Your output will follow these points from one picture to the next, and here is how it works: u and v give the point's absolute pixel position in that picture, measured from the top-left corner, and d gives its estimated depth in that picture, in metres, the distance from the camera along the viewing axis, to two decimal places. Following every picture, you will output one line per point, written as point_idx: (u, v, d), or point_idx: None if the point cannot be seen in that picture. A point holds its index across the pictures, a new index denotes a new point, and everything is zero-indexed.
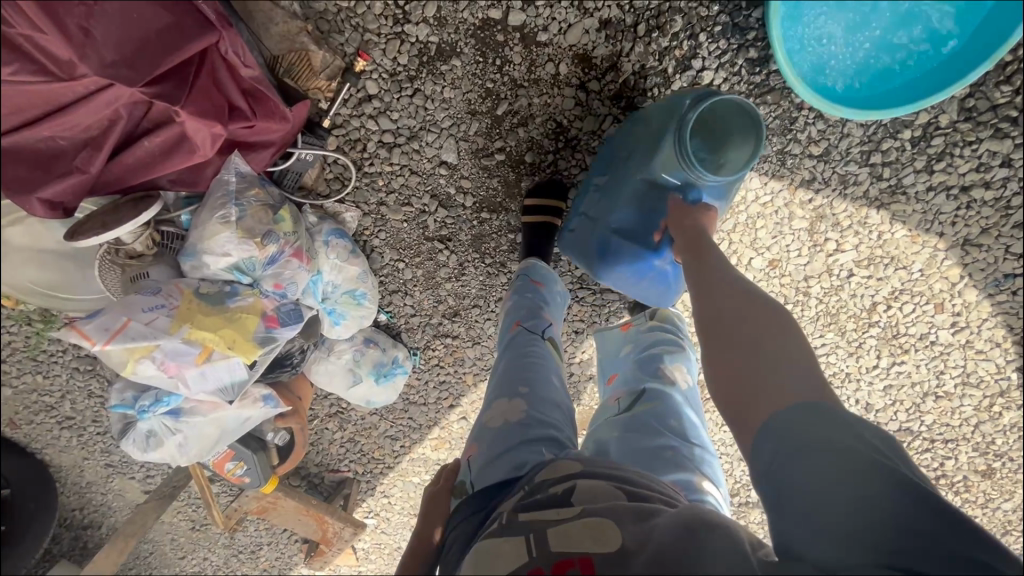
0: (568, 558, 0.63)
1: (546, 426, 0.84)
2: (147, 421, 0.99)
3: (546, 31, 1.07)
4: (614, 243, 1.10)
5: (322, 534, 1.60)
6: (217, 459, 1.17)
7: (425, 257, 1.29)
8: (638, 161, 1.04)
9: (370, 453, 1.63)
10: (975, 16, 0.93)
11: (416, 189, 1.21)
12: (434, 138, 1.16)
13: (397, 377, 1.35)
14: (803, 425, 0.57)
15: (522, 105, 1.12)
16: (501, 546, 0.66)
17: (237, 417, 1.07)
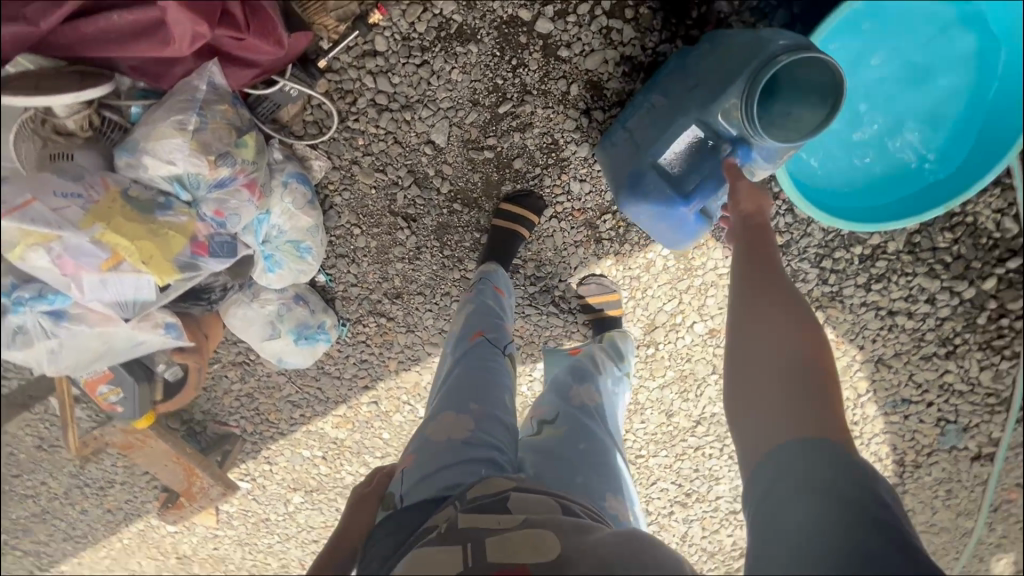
0: (503, 568, 0.61)
1: (490, 447, 0.78)
2: (21, 315, 0.87)
3: (568, 49, 1.06)
4: (648, 178, 0.88)
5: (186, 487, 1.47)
6: (91, 378, 1.05)
7: (384, 230, 1.24)
8: (699, 99, 0.83)
9: (265, 414, 1.53)
10: (914, 186, 1.03)
11: (395, 159, 1.17)
12: (429, 115, 1.12)
13: (319, 339, 1.26)
14: (803, 467, 0.54)
15: (525, 113, 1.11)
16: (438, 556, 0.63)
17: (130, 338, 0.97)
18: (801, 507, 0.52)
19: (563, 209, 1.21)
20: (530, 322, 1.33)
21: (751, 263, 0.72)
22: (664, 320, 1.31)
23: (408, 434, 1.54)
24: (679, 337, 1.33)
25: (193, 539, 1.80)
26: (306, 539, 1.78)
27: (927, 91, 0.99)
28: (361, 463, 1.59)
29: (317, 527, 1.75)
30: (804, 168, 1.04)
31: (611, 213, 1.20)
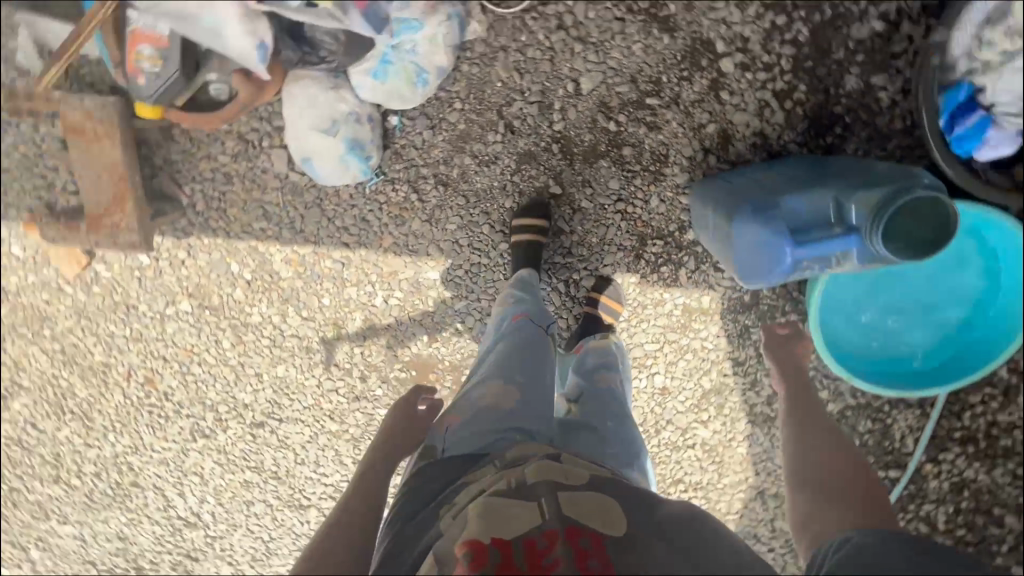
0: (579, 527, 0.65)
1: (531, 422, 0.87)
2: None
3: (730, 95, 1.17)
4: (769, 205, 0.88)
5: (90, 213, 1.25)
6: (144, 33, 1.00)
7: (480, 121, 1.24)
8: (842, 183, 0.89)
9: (225, 202, 1.38)
10: (891, 374, 1.19)
11: (536, 73, 1.19)
12: (591, 60, 1.18)
13: (354, 168, 1.16)
14: (854, 532, 0.75)
15: (662, 118, 1.20)
16: (516, 508, 0.68)
17: (214, 21, 0.94)
18: (857, 549, 0.71)
19: (630, 212, 1.28)
20: None
21: (794, 403, 1.02)
22: (636, 355, 1.40)
23: (346, 311, 1.46)
24: (637, 377, 1.41)
25: (25, 277, 1.53)
26: (154, 350, 1.57)
27: (944, 310, 1.16)
28: (279, 309, 1.47)
29: (179, 345, 1.56)
30: (835, 319, 1.17)
31: (662, 241, 1.30)
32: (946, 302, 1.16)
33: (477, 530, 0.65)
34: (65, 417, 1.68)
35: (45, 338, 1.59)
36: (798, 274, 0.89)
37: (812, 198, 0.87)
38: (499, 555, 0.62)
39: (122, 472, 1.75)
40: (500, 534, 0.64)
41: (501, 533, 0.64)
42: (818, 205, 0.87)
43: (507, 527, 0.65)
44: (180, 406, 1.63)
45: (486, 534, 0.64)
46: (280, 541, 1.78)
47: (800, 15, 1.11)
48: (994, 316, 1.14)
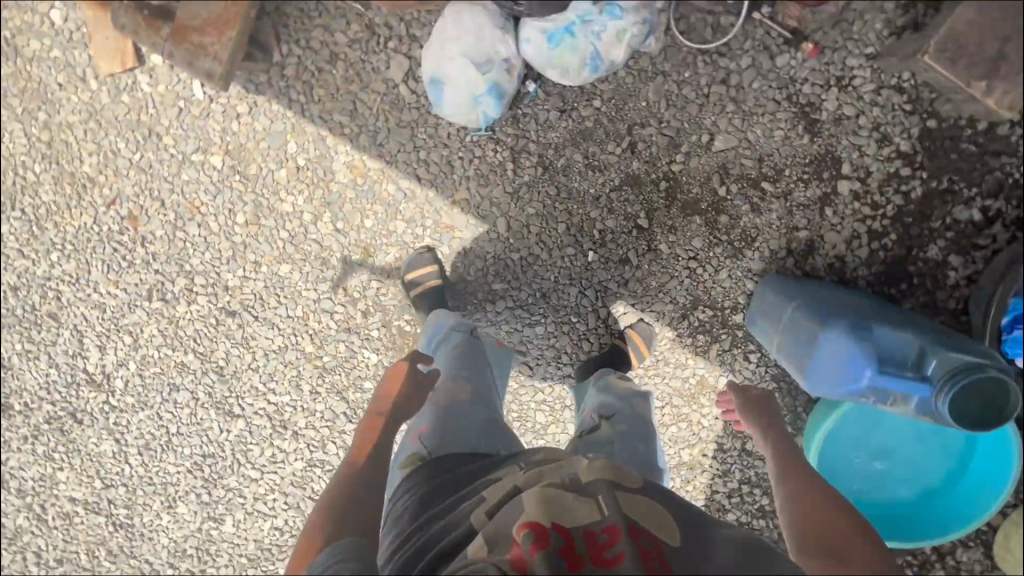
0: (637, 529, 0.70)
1: (484, 407, 1.05)
2: None
3: (831, 214, 1.24)
4: (861, 329, 0.93)
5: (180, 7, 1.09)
6: None
7: (607, 128, 1.23)
8: (929, 334, 0.95)
9: (317, 80, 1.27)
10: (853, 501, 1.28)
11: (681, 111, 1.21)
12: (733, 125, 1.20)
13: (487, 112, 1.11)
14: None
15: (766, 205, 1.25)
16: (575, 502, 0.72)
17: None
18: None
19: (697, 274, 1.31)
20: (578, 297, 1.36)
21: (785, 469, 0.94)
22: None
23: (383, 241, 1.37)
24: None
25: (47, 47, 1.31)
26: (153, 189, 1.39)
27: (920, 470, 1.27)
28: (315, 209, 1.36)
29: (185, 196, 1.39)
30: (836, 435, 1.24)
31: (711, 313, 1.33)
32: (924, 464, 1.26)
33: (537, 515, 0.69)
34: (10, 213, 1.45)
35: (33, 121, 1.37)
36: (862, 399, 0.95)
37: (900, 338, 0.93)
38: (561, 540, 0.66)
39: (47, 299, 1.53)
40: (560, 522, 0.68)
41: (563, 521, 0.68)
42: (902, 345, 0.94)
43: (569, 518, 0.69)
44: (150, 258, 1.45)
45: (548, 519, 0.68)
46: (188, 438, 1.61)
47: (922, 176, 1.19)
48: (958, 496, 1.25)
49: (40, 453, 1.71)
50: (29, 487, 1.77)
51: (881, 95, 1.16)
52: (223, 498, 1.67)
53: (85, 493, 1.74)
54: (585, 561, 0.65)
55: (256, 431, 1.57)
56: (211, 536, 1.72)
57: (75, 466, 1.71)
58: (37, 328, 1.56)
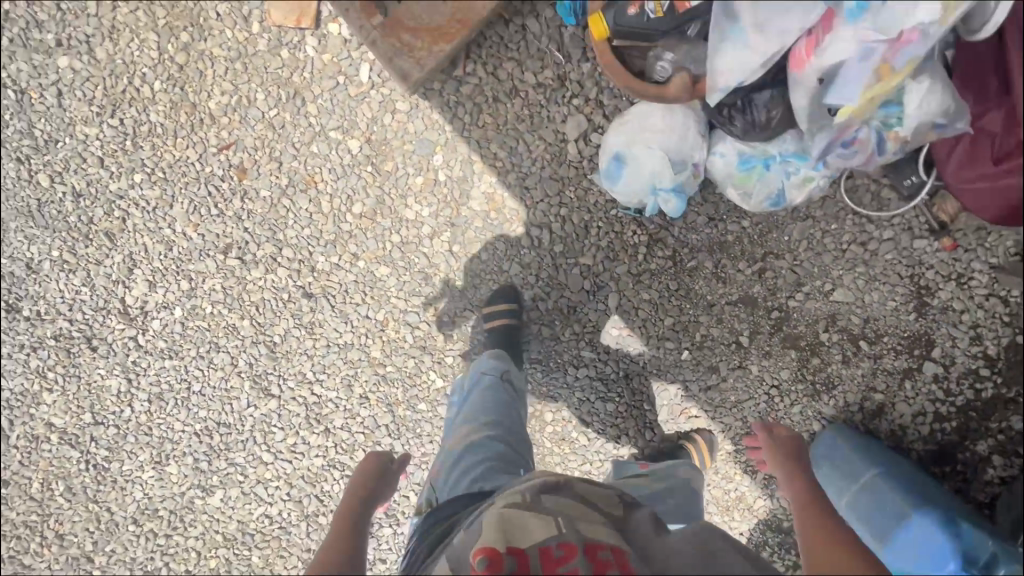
0: (599, 543, 0.71)
1: (504, 450, 1.09)
2: None
3: (909, 387, 1.33)
4: (947, 525, 1.09)
5: (405, 4, 1.05)
6: None
7: (745, 247, 1.28)
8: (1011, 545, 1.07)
9: (489, 107, 1.25)
10: None
11: (815, 256, 1.27)
12: (856, 283, 1.28)
13: (663, 206, 1.12)
14: None
15: (857, 361, 1.33)
16: (531, 521, 0.73)
17: (749, 60, 0.84)
18: None
19: (774, 402, 1.37)
20: (658, 388, 1.39)
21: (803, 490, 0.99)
22: None
23: (492, 277, 1.36)
24: None
25: None
26: (276, 150, 1.32)
27: None
28: (437, 225, 1.33)
29: (307, 167, 1.32)
30: None
31: None
32: None
33: (493, 539, 0.69)
34: (106, 119, 1.33)
35: (173, 38, 1.27)
36: None
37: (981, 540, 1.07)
38: (514, 563, 0.65)
39: (110, 217, 1.40)
40: (514, 545, 0.68)
41: (517, 543, 0.68)
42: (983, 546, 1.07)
43: (525, 538, 0.69)
44: (243, 214, 1.36)
45: (504, 542, 0.68)
46: (208, 401, 1.52)
47: (996, 381, 1.30)
48: None
49: (31, 367, 1.55)
50: (3, 397, 1.59)
51: (989, 301, 1.26)
52: (221, 470, 1.57)
53: (66, 422, 1.59)
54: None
55: (285, 415, 1.50)
56: (192, 504, 1.61)
57: (67, 391, 1.56)
58: (85, 242, 1.43)
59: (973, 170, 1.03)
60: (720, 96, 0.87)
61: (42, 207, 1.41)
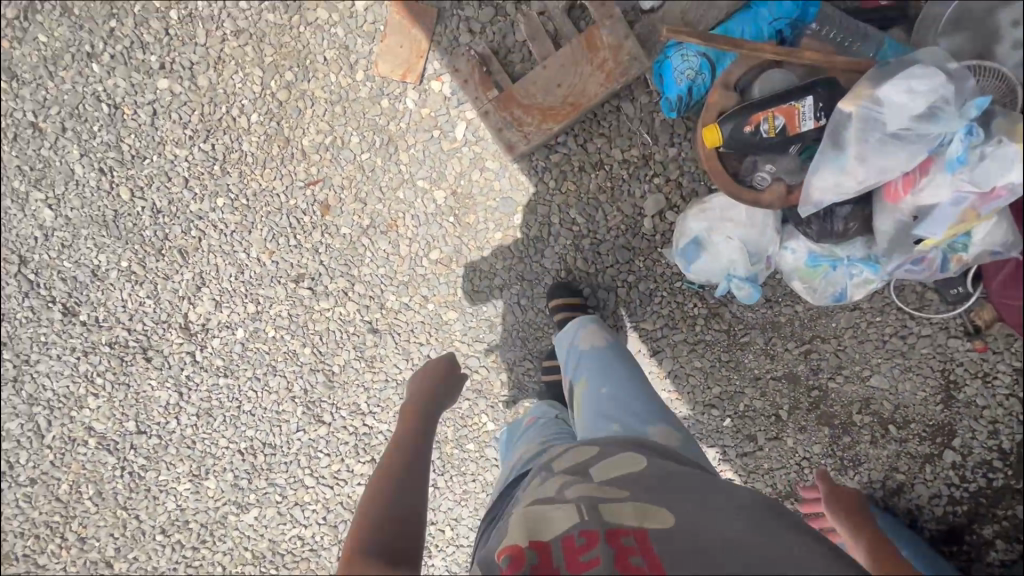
0: (624, 528, 0.64)
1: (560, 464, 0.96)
2: (922, 112, 0.83)
3: (929, 471, 1.43)
4: None
5: (522, 85, 1.14)
6: (798, 112, 0.93)
7: (795, 328, 1.38)
8: None
9: (575, 176, 1.33)
10: None
11: (857, 343, 1.38)
12: (891, 371, 1.39)
13: (735, 291, 1.20)
14: None
15: (884, 442, 1.43)
16: (552, 512, 0.67)
17: (841, 186, 0.93)
18: None
19: (803, 474, 1.46)
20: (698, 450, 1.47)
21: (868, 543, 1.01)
22: None
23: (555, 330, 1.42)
24: None
25: (336, 24, 1.29)
26: (362, 190, 1.36)
27: None
28: (508, 277, 1.39)
29: (390, 209, 1.37)
30: None
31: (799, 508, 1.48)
32: None
33: (517, 536, 0.64)
34: (198, 142, 1.37)
35: (277, 75, 1.32)
36: None
37: None
38: (536, 556, 0.60)
39: (186, 235, 1.43)
40: (536, 539, 0.63)
41: (540, 537, 0.63)
42: None
43: (547, 530, 0.64)
44: (320, 247, 1.40)
45: (524, 538, 0.63)
46: (257, 421, 1.54)
47: (1008, 472, 1.41)
48: None
49: (80, 372, 1.55)
50: (44, 398, 1.58)
51: (1009, 400, 1.37)
52: (260, 489, 1.58)
53: (107, 428, 1.59)
54: (562, 573, 0.58)
55: (333, 442, 1.53)
56: (224, 520, 1.61)
57: (113, 398, 1.56)
58: (156, 256, 1.45)
59: (1016, 291, 1.14)
60: (812, 210, 0.97)
61: (119, 219, 1.44)
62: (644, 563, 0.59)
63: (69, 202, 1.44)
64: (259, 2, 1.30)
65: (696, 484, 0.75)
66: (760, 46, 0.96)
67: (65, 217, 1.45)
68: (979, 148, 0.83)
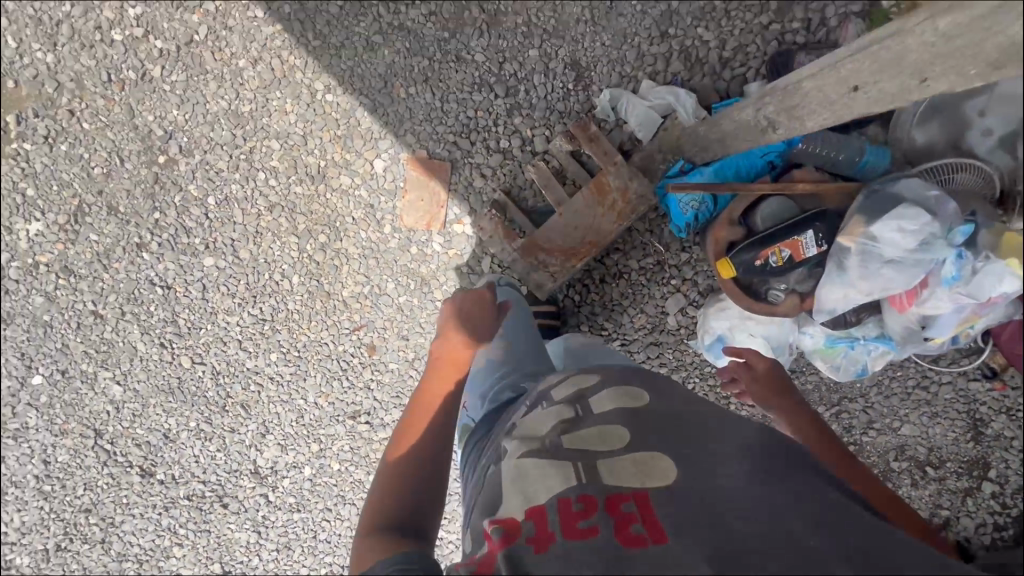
0: (620, 491, 0.66)
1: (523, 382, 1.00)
2: (914, 242, 0.94)
3: (972, 505, 1.51)
4: None
5: (542, 232, 1.26)
6: (801, 243, 1.03)
7: (822, 392, 1.47)
8: None
9: (597, 287, 1.43)
10: None
11: (883, 397, 1.47)
12: (920, 418, 1.48)
13: None
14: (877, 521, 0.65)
15: (923, 482, 1.51)
16: (549, 470, 0.69)
17: (849, 298, 1.02)
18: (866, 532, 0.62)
19: None
20: None
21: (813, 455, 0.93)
22: None
23: None
24: None
25: (359, 187, 1.40)
26: (404, 328, 1.47)
27: None
28: None
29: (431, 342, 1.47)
30: None
31: None
32: None
33: (513, 507, 0.66)
34: (248, 308, 1.48)
35: (312, 239, 1.43)
36: None
37: None
38: (532, 528, 0.63)
39: (247, 390, 1.54)
40: (532, 506, 0.65)
41: (537, 503, 0.66)
42: None
43: (542, 495, 0.66)
44: (372, 384, 1.51)
45: (521, 510, 0.65)
46: (334, 547, 1.63)
47: None
48: None
49: (163, 525, 1.66)
50: (131, 554, 1.69)
51: None
52: None
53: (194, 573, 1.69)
54: (559, 538, 0.61)
55: None
56: None
57: (196, 545, 1.67)
58: (221, 412, 1.56)
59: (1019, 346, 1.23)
60: (826, 316, 1.06)
61: (183, 384, 1.55)
62: (640, 527, 0.61)
63: (136, 376, 1.56)
64: (285, 177, 1.40)
65: (697, 431, 0.74)
66: (753, 187, 1.06)
67: (133, 389, 1.57)
68: (970, 263, 0.93)
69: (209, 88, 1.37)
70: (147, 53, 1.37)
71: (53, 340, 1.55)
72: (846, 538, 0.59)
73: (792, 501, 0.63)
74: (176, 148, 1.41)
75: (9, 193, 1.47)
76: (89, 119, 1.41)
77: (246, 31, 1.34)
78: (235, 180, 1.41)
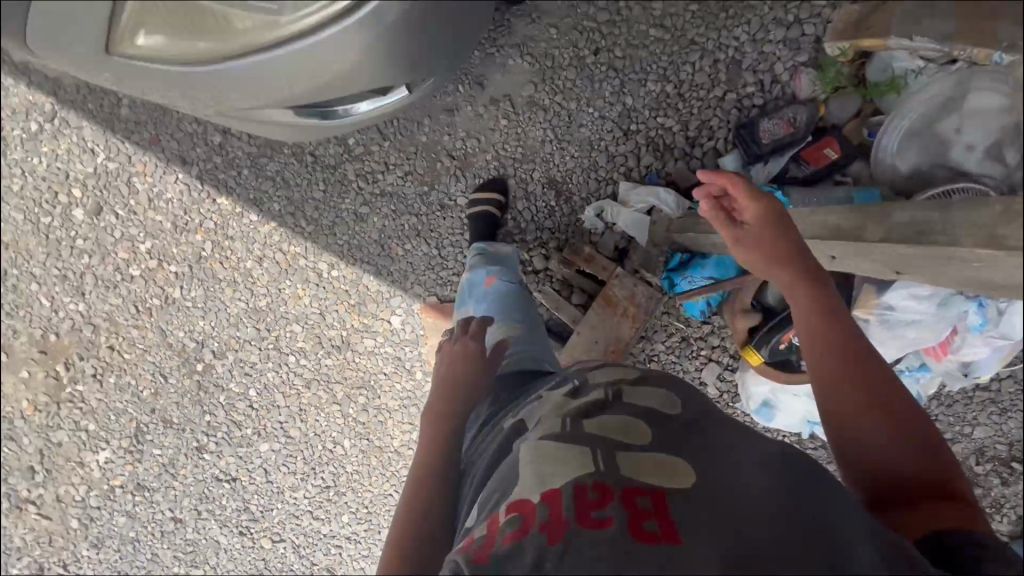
0: (642, 485, 0.57)
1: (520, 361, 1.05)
2: (929, 303, 0.94)
3: None
4: None
5: (567, 351, 1.32)
6: None
7: None
8: None
9: None
10: None
11: (947, 405, 1.44)
12: (990, 417, 1.44)
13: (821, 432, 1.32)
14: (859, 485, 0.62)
15: (1016, 479, 1.46)
16: (565, 452, 0.62)
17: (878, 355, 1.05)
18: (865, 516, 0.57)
19: None
20: None
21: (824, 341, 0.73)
22: None
23: None
24: None
25: (383, 344, 1.46)
26: None
27: None
28: None
29: None
30: None
31: None
32: None
33: (526, 491, 0.59)
34: (311, 479, 1.55)
35: (353, 402, 1.50)
36: None
37: None
38: (545, 513, 0.55)
39: (328, 554, 1.59)
40: (547, 489, 0.58)
41: (551, 486, 0.58)
42: None
43: (556, 477, 0.59)
44: None
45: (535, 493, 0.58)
46: None
47: None
48: None
49: None
50: None
51: None
52: None
53: None
54: (572, 525, 0.52)
55: None
56: None
57: None
58: None
59: None
60: None
61: (270, 563, 1.61)
62: (657, 524, 0.52)
63: (225, 566, 1.63)
64: (314, 354, 1.48)
65: (721, 434, 0.68)
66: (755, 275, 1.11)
67: None
68: (993, 307, 0.91)
69: (226, 294, 1.46)
70: (165, 279, 1.47)
71: (143, 552, 1.64)
72: (878, 535, 0.54)
73: (819, 502, 0.57)
74: (210, 354, 1.50)
75: (74, 432, 1.57)
76: (129, 349, 1.51)
77: (247, 236, 1.44)
78: (270, 369, 1.49)
